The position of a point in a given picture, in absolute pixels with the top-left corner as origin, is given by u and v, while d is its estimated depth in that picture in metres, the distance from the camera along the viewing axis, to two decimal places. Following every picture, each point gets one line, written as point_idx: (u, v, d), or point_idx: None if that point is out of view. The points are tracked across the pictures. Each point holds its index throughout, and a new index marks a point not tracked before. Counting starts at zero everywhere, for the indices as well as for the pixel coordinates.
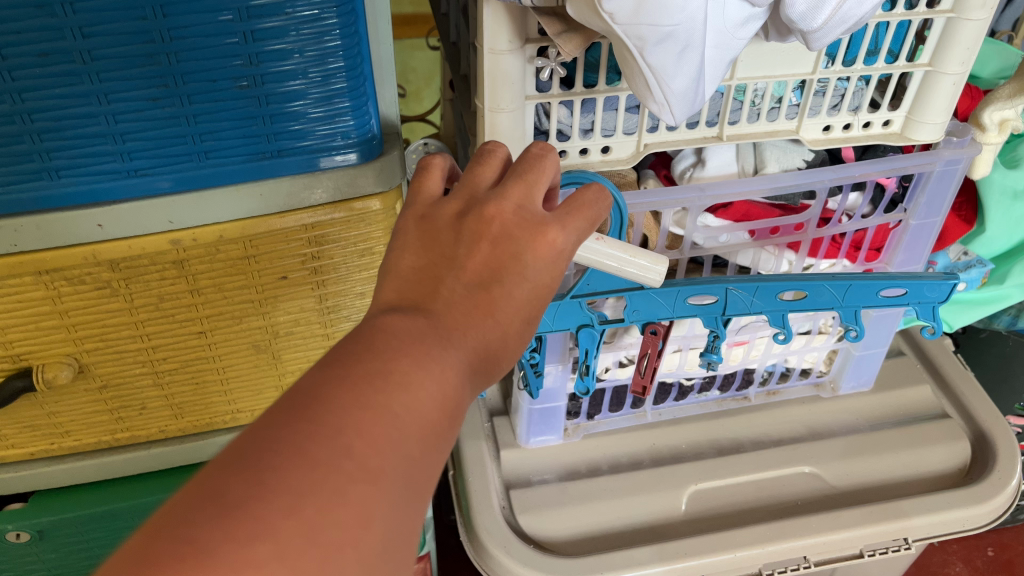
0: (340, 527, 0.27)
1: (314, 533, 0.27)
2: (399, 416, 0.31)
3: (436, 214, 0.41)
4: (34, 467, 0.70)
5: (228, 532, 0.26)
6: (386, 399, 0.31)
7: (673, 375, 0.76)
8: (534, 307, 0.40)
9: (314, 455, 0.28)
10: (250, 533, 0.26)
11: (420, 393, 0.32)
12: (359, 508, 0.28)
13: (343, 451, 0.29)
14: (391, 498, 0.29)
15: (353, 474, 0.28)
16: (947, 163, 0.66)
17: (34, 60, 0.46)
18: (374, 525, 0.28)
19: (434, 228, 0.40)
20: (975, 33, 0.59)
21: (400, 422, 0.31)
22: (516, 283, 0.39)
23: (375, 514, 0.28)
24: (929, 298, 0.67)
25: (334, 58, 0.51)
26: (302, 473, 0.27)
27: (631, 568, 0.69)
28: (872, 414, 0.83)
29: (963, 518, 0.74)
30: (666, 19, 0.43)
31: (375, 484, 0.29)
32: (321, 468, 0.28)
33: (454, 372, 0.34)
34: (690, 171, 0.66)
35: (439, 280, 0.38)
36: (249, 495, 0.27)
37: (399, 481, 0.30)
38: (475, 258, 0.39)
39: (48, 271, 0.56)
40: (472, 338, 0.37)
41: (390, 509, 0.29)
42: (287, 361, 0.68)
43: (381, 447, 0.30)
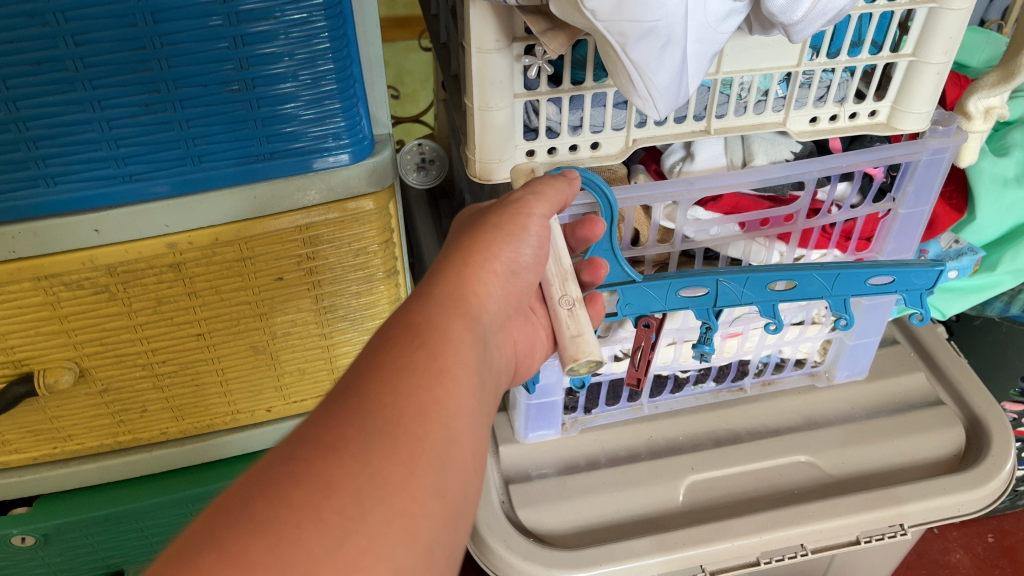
0: (295, 505, 0.30)
1: (268, 521, 0.29)
2: (341, 397, 0.35)
3: None
4: (39, 472, 0.71)
5: (184, 559, 0.28)
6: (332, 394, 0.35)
7: (668, 368, 0.77)
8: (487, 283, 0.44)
9: (265, 467, 0.32)
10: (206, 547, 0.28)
11: (370, 369, 0.36)
12: (315, 482, 0.31)
13: (289, 451, 0.32)
14: (354, 458, 0.32)
15: (305, 456, 0.32)
16: (934, 151, 0.66)
17: (27, 69, 0.47)
18: (336, 490, 0.31)
19: None
20: (958, 22, 0.59)
21: (352, 395, 0.35)
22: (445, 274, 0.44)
23: (335, 480, 0.31)
24: (917, 285, 0.67)
25: (323, 61, 0.52)
26: (256, 480, 0.31)
27: (630, 559, 0.69)
28: (868, 403, 0.84)
29: (959, 503, 0.75)
30: (648, 16, 0.43)
31: (329, 453, 0.32)
32: (274, 466, 0.31)
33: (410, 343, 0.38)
34: (679, 164, 0.67)
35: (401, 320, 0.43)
36: (206, 523, 0.29)
37: (358, 440, 0.33)
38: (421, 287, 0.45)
39: (46, 277, 0.57)
40: (424, 315, 0.40)
41: (355, 462, 0.32)
42: (285, 359, 0.69)
43: (331, 423, 0.33)
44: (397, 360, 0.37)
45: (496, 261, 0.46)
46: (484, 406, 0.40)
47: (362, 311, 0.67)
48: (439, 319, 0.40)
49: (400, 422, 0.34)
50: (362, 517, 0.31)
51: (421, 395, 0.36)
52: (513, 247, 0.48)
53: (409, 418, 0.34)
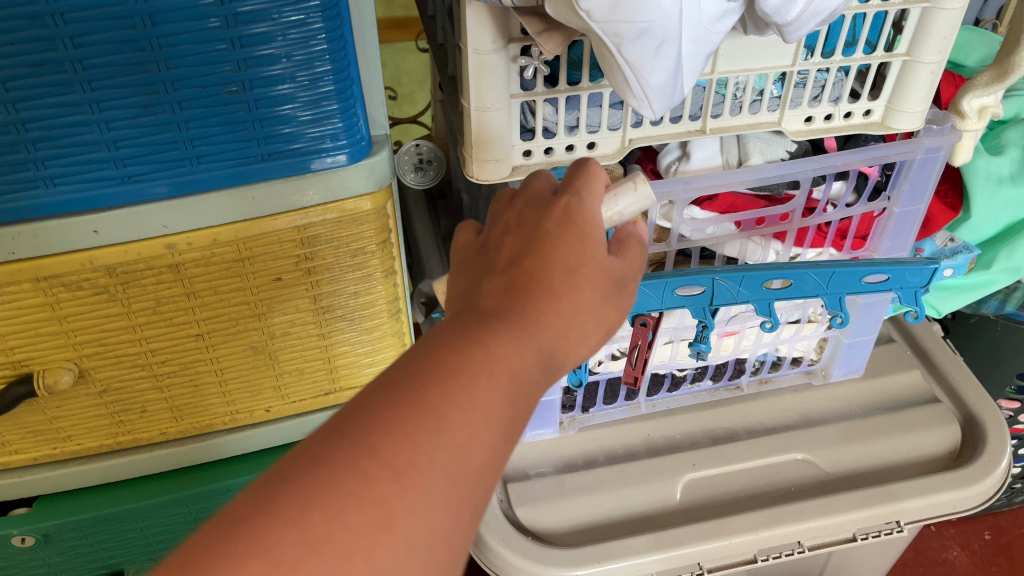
0: (350, 533, 0.29)
1: (321, 543, 0.29)
2: (424, 409, 0.33)
3: (473, 247, 0.45)
4: (39, 472, 0.71)
5: (229, 553, 0.27)
6: (414, 399, 0.33)
7: (665, 366, 0.77)
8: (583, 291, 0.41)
9: (331, 463, 0.30)
10: (256, 550, 0.28)
11: (455, 386, 0.34)
12: (375, 511, 0.30)
13: (361, 455, 0.31)
14: (417, 497, 0.31)
15: (375, 477, 0.30)
16: (928, 150, 0.67)
17: (27, 71, 0.48)
18: (394, 526, 0.30)
19: (472, 255, 0.44)
20: (951, 22, 0.60)
21: (433, 414, 0.33)
22: (548, 266, 0.40)
23: (394, 514, 0.30)
24: (912, 283, 0.68)
25: (320, 62, 0.52)
26: (321, 481, 0.30)
27: (627, 557, 0.70)
28: (864, 401, 0.84)
29: (955, 500, 0.75)
30: (643, 16, 0.44)
31: (398, 481, 0.31)
32: (340, 472, 0.30)
33: (496, 358, 0.36)
34: (675, 164, 0.68)
35: (478, 284, 0.41)
36: (255, 512, 0.29)
37: (425, 476, 0.31)
38: (504, 254, 0.42)
39: (46, 278, 0.57)
40: (517, 328, 0.38)
41: (414, 503, 0.31)
42: (285, 358, 0.69)
43: (406, 443, 0.31)
44: (481, 386, 0.35)
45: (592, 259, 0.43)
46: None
47: (361, 311, 0.68)
48: (522, 334, 0.38)
49: (465, 462, 0.33)
50: (406, 561, 0.30)
51: (489, 440, 0.34)
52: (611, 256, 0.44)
53: (471, 465, 0.34)
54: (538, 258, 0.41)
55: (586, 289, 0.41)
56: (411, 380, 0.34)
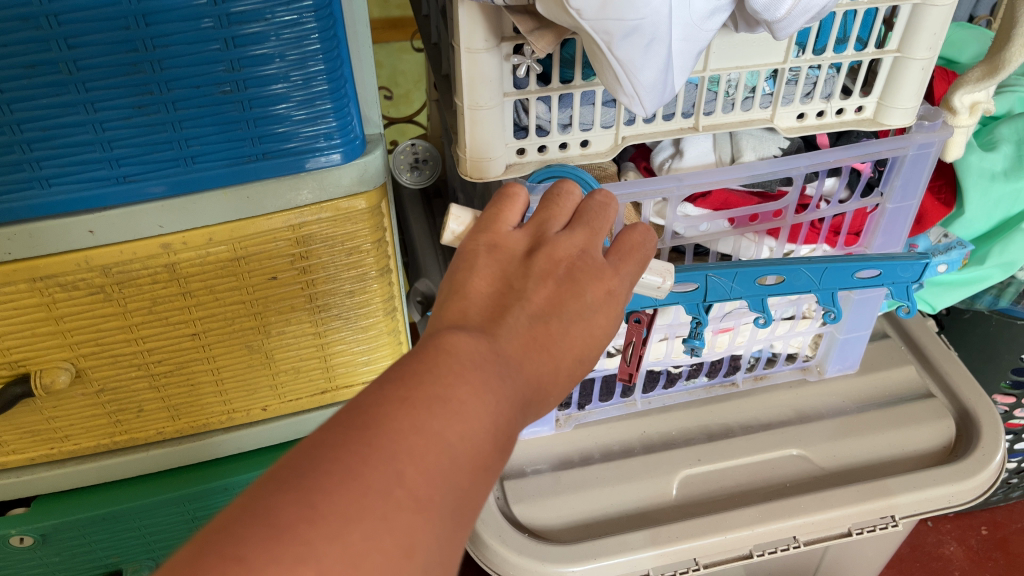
0: (382, 555, 0.28)
1: (356, 561, 0.28)
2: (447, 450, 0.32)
3: (504, 249, 0.43)
4: (35, 472, 0.71)
5: (273, 555, 0.27)
6: (440, 434, 0.32)
7: (660, 363, 0.78)
8: (588, 350, 0.41)
9: (365, 480, 0.29)
10: (297, 558, 0.27)
11: (475, 428, 0.33)
12: (401, 540, 0.29)
13: (395, 479, 0.30)
14: (436, 532, 0.30)
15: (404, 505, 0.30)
16: (919, 146, 0.67)
17: (21, 72, 0.48)
18: (416, 554, 0.29)
19: (504, 262, 0.42)
20: (942, 18, 0.60)
21: (452, 450, 0.32)
22: (577, 328, 0.40)
23: (418, 543, 0.29)
24: (904, 278, 0.68)
25: (314, 61, 0.52)
26: (354, 501, 0.29)
27: (624, 553, 0.70)
28: (858, 396, 0.85)
29: (950, 494, 0.75)
30: (632, 14, 0.44)
31: (420, 513, 0.30)
32: (369, 494, 0.29)
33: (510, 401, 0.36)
34: (668, 162, 0.68)
35: (508, 308, 0.39)
36: (297, 518, 0.28)
37: (442, 514, 0.31)
38: (543, 292, 0.40)
39: (41, 278, 0.57)
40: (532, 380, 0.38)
41: (434, 538, 0.30)
42: (280, 357, 0.69)
43: (431, 478, 0.31)
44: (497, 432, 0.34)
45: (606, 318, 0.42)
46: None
47: (356, 310, 0.68)
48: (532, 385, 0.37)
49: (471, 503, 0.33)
50: None
51: (490, 481, 0.34)
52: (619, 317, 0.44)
53: (476, 505, 0.33)
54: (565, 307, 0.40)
55: (586, 348, 0.41)
56: (447, 410, 0.33)
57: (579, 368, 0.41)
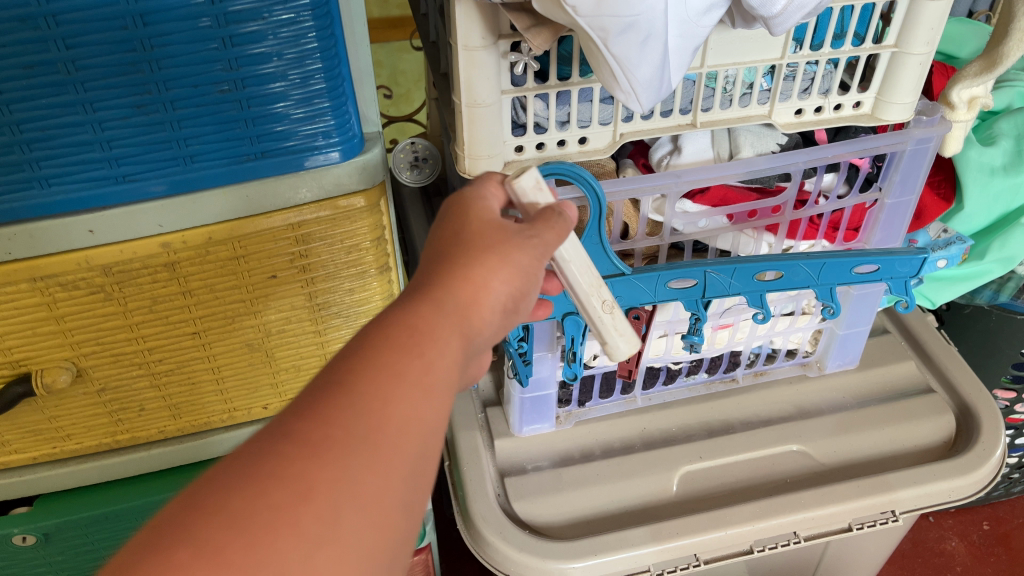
0: (271, 509, 0.29)
1: (244, 522, 0.29)
2: (325, 395, 0.34)
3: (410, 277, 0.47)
4: (37, 471, 0.72)
5: (160, 548, 0.28)
6: (320, 390, 0.34)
7: (660, 360, 0.78)
8: (492, 265, 0.43)
9: (244, 458, 0.31)
10: (176, 543, 0.28)
11: (363, 367, 0.35)
12: (296, 485, 0.30)
13: (275, 440, 0.32)
14: (339, 464, 0.31)
15: (287, 454, 0.31)
16: (918, 141, 0.67)
17: (19, 72, 0.48)
18: (314, 495, 0.30)
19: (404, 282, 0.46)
20: (939, 13, 0.60)
21: (343, 393, 0.34)
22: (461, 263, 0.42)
23: (314, 484, 0.31)
24: (902, 273, 0.68)
25: (312, 60, 0.52)
26: (239, 474, 0.30)
27: (624, 549, 0.70)
28: (858, 392, 0.85)
29: (950, 489, 0.75)
30: (627, 11, 0.44)
31: (312, 455, 0.31)
32: (256, 460, 0.31)
33: (408, 333, 0.38)
34: (667, 158, 0.68)
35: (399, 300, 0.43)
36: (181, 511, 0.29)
37: (344, 446, 0.32)
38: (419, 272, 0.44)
39: (41, 278, 0.58)
40: (429, 312, 0.39)
41: (337, 471, 0.31)
42: (280, 356, 0.69)
43: (319, 421, 0.32)
44: (394, 364, 0.36)
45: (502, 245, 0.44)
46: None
47: (356, 308, 0.68)
48: (436, 325, 0.39)
49: (389, 429, 0.34)
50: (335, 529, 0.30)
51: (410, 405, 0.35)
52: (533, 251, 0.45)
53: (394, 427, 0.34)
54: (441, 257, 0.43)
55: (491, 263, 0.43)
56: (324, 378, 0.35)
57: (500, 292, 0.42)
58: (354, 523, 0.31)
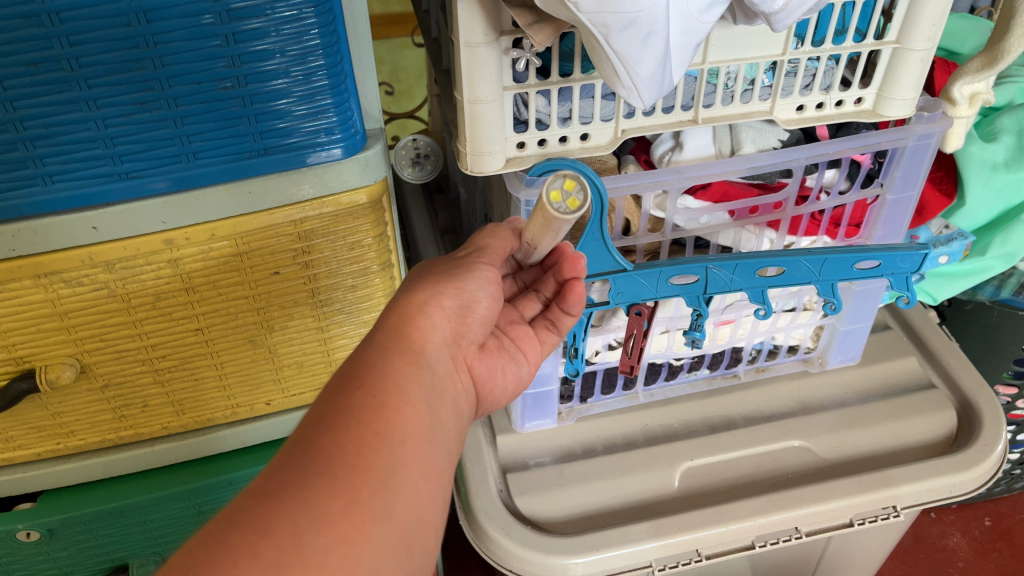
0: (231, 549, 0.33)
1: (204, 564, 0.32)
2: (284, 451, 0.39)
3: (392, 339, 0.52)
4: (42, 467, 0.72)
5: None
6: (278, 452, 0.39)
7: (662, 356, 0.78)
8: (425, 304, 0.50)
9: (215, 521, 0.35)
10: None
11: (314, 422, 0.40)
12: (256, 524, 0.34)
13: (241, 500, 0.36)
14: (295, 501, 0.36)
15: (248, 504, 0.35)
16: (920, 137, 0.67)
17: (23, 69, 0.48)
18: (273, 530, 0.34)
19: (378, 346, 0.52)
20: (940, 8, 0.60)
21: (297, 446, 0.39)
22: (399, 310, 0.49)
23: (273, 522, 0.35)
24: (903, 269, 0.68)
25: (314, 57, 0.52)
26: (205, 531, 0.34)
27: (627, 544, 0.70)
28: (860, 388, 0.85)
29: (951, 484, 0.76)
30: (629, 6, 0.45)
31: (272, 498, 0.36)
32: (218, 519, 0.35)
33: (352, 377, 0.43)
34: (668, 154, 0.68)
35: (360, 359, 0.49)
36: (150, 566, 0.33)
37: (299, 482, 0.37)
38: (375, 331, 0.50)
39: (45, 275, 0.58)
40: (368, 356, 0.45)
41: (295, 506, 0.36)
42: (284, 352, 0.70)
43: (274, 472, 0.37)
44: (339, 403, 0.41)
45: (438, 297, 0.51)
46: (443, 433, 0.45)
47: (358, 305, 0.68)
48: (378, 361, 0.44)
49: (346, 458, 0.39)
50: (299, 549, 0.34)
51: (364, 428, 0.40)
52: (463, 292, 0.52)
53: (350, 451, 0.39)
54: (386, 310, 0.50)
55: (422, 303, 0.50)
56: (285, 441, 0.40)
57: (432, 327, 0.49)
58: (317, 542, 0.35)
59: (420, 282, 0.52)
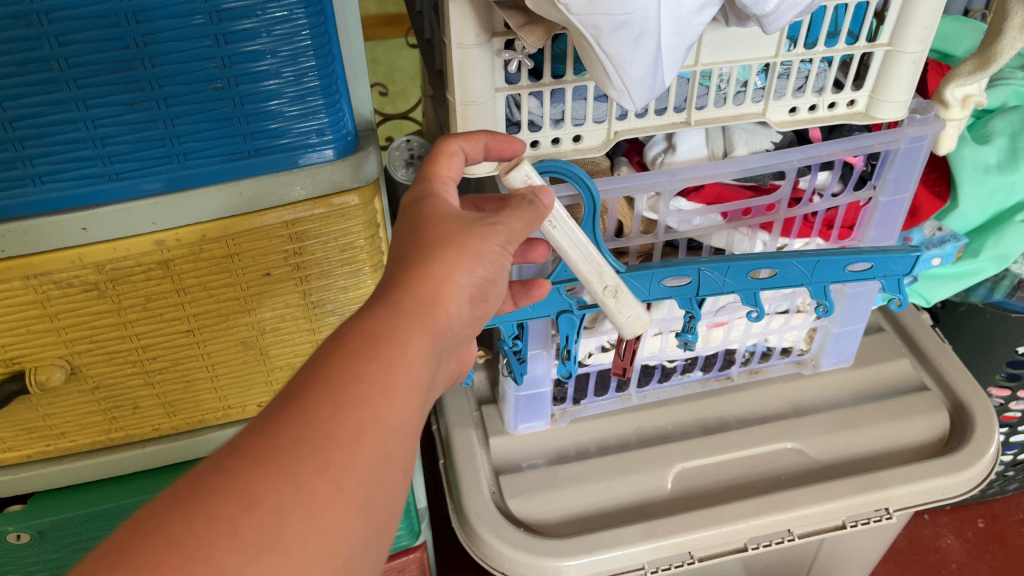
0: (211, 522, 0.32)
1: (183, 540, 0.31)
2: (281, 409, 0.36)
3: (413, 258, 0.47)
4: (32, 469, 0.72)
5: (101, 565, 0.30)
6: (277, 404, 0.37)
7: (655, 358, 0.78)
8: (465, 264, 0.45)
9: (190, 477, 0.34)
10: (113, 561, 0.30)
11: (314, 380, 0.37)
12: (237, 496, 0.33)
13: (224, 458, 0.34)
14: (282, 480, 0.34)
15: (232, 469, 0.34)
16: (913, 140, 0.67)
17: (13, 70, 0.48)
18: (255, 507, 0.33)
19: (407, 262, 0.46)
20: (932, 11, 0.60)
21: (299, 412, 0.36)
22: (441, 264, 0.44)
23: (255, 498, 0.33)
24: (895, 271, 0.68)
25: (305, 58, 0.52)
26: (187, 488, 0.33)
27: (619, 546, 0.70)
28: (853, 389, 0.85)
29: (943, 486, 0.76)
30: (620, 9, 0.44)
31: (258, 468, 0.34)
32: (199, 479, 0.33)
33: (371, 340, 0.40)
34: (661, 156, 0.68)
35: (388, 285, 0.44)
36: (126, 534, 0.32)
37: (289, 455, 0.35)
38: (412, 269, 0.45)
39: (34, 275, 0.58)
40: (389, 318, 0.41)
41: (281, 484, 0.34)
42: (275, 354, 0.69)
43: (265, 435, 0.35)
44: (347, 371, 0.38)
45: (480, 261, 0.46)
46: None
47: (351, 306, 0.68)
48: (401, 330, 0.41)
49: (341, 437, 0.36)
50: (278, 535, 0.33)
51: (366, 409, 0.37)
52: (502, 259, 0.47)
53: (346, 432, 0.36)
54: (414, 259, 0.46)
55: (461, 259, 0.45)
56: (287, 391, 0.37)
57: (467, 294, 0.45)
58: None
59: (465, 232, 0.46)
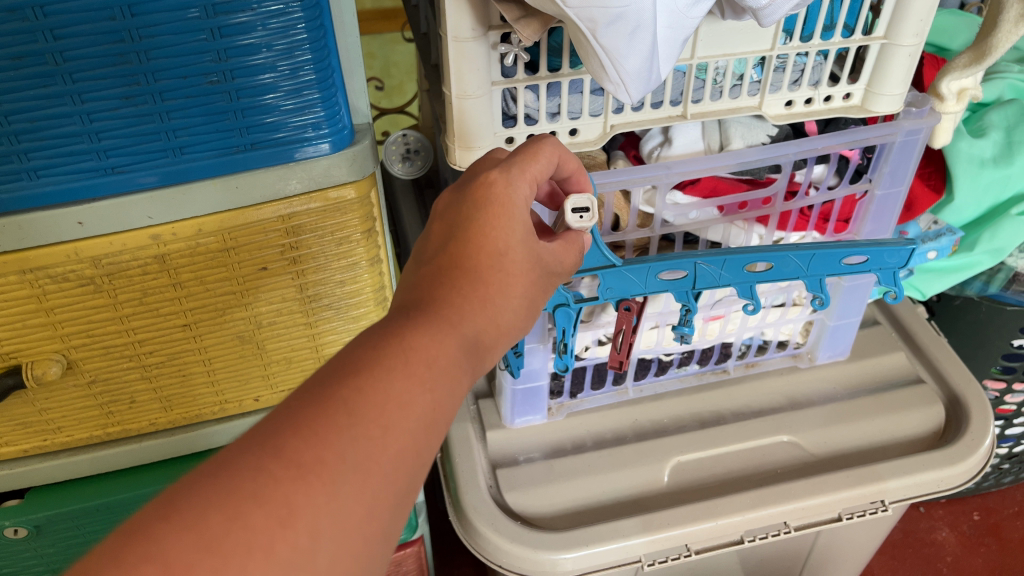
0: (250, 530, 0.30)
1: (217, 540, 0.29)
2: (334, 413, 0.34)
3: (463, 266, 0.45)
4: (28, 464, 0.72)
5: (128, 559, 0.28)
6: (324, 401, 0.34)
7: (651, 352, 0.78)
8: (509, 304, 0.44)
9: (226, 462, 0.31)
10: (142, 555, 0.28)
11: (369, 391, 0.35)
12: (278, 507, 0.30)
13: (266, 458, 0.31)
14: (326, 498, 0.32)
15: (276, 474, 0.31)
16: (908, 133, 0.67)
17: (8, 63, 0.48)
18: (293, 522, 0.31)
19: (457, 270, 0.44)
20: (928, 4, 0.60)
21: (354, 426, 0.34)
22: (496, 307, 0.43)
23: (296, 511, 0.31)
24: (890, 265, 0.68)
25: (301, 51, 0.52)
26: (223, 482, 0.30)
27: (617, 539, 0.70)
28: (849, 382, 0.85)
29: (940, 478, 0.76)
30: (615, 2, 0.44)
31: (304, 479, 0.31)
32: (240, 478, 0.30)
33: (427, 364, 0.38)
34: (657, 150, 0.68)
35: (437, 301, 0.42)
36: (154, 517, 0.29)
37: (335, 471, 0.32)
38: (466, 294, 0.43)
39: (31, 270, 0.57)
40: (441, 342, 0.40)
41: (323, 504, 0.31)
42: (272, 348, 0.69)
43: (314, 441, 0.32)
44: (404, 394, 0.36)
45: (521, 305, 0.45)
46: None
47: (347, 301, 0.68)
48: (453, 363, 0.39)
49: (383, 461, 0.34)
50: (311, 554, 0.31)
51: (409, 437, 0.36)
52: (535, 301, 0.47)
53: (389, 460, 0.34)
54: (452, 262, 0.44)
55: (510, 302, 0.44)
56: (342, 393, 0.35)
57: (502, 336, 0.44)
58: None
59: (520, 266, 0.46)
